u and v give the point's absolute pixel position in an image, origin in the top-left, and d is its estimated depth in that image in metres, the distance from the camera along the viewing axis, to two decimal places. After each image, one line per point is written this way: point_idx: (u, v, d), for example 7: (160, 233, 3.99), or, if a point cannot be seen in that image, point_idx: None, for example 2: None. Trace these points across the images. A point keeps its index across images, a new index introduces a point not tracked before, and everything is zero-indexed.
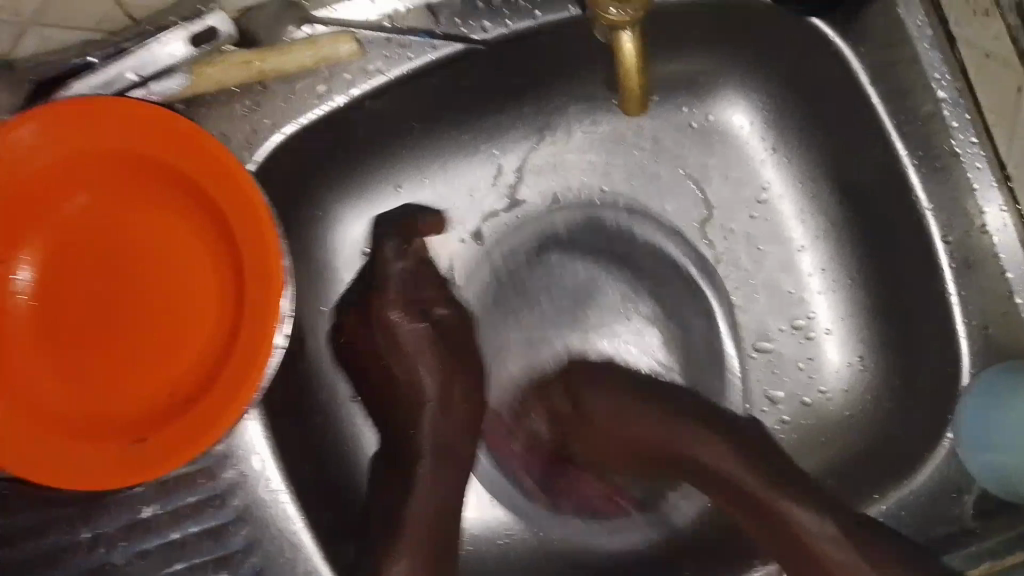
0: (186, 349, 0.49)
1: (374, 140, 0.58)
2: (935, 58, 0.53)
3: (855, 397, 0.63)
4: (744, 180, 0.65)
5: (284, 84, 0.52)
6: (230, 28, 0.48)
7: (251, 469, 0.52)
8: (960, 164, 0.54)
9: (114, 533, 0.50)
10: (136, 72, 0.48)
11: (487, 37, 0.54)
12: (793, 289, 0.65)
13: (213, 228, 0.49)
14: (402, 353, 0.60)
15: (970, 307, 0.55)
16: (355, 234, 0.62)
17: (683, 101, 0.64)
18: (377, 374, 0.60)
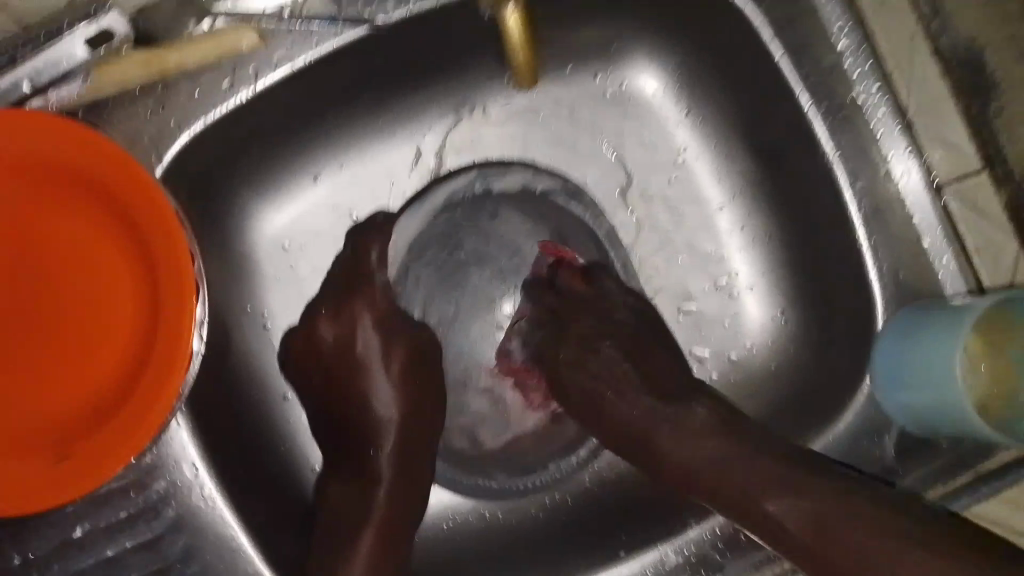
0: (106, 355, 0.48)
1: (290, 132, 0.58)
2: (833, 10, 0.54)
3: (780, 349, 0.65)
4: (660, 145, 0.66)
5: (185, 79, 0.51)
6: (127, 29, 0.48)
7: (183, 477, 0.51)
8: (862, 115, 0.56)
9: (47, 553, 0.50)
10: (30, 80, 0.47)
11: (390, 20, 0.53)
12: (713, 248, 0.66)
13: (120, 232, 0.48)
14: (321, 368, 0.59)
15: (882, 254, 0.57)
16: (276, 227, 0.61)
17: (596, 69, 0.65)
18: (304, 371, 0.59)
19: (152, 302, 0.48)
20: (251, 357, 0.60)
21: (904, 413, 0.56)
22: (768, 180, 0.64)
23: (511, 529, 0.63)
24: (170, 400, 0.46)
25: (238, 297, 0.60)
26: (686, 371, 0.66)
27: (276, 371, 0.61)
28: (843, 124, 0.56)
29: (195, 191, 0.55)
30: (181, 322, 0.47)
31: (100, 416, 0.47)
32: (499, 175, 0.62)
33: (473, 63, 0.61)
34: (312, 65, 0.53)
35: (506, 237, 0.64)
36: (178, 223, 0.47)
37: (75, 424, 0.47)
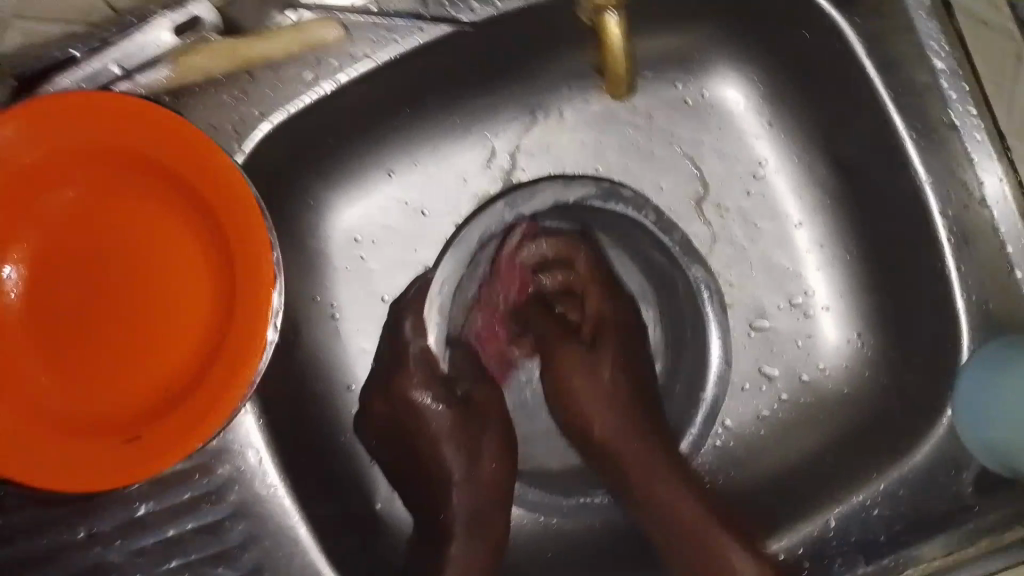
0: (178, 338, 0.48)
1: (368, 126, 0.58)
2: (932, 28, 0.52)
3: (854, 372, 0.63)
4: (739, 157, 0.64)
5: (272, 70, 0.52)
6: (213, 16, 0.50)
7: (247, 463, 0.52)
8: (957, 137, 0.54)
9: (112, 529, 0.50)
10: (119, 63, 0.48)
11: (475, 18, 0.53)
12: (790, 265, 0.64)
13: (199, 220, 0.48)
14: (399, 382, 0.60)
15: (971, 278, 0.55)
16: (349, 221, 0.61)
17: (676, 78, 0.63)
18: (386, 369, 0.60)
19: (227, 292, 0.48)
20: (318, 348, 0.60)
21: (986, 447, 0.53)
22: (853, 203, 0.62)
23: (568, 540, 0.62)
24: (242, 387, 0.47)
25: (307, 289, 0.60)
26: (756, 390, 0.64)
27: (341, 363, 0.61)
28: (935, 146, 0.55)
29: (271, 181, 0.55)
30: (255, 316, 0.47)
31: (168, 403, 0.48)
32: (526, 200, 0.59)
33: (557, 65, 0.61)
34: (394, 59, 0.53)
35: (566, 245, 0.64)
36: (260, 213, 0.47)
37: (142, 410, 0.48)
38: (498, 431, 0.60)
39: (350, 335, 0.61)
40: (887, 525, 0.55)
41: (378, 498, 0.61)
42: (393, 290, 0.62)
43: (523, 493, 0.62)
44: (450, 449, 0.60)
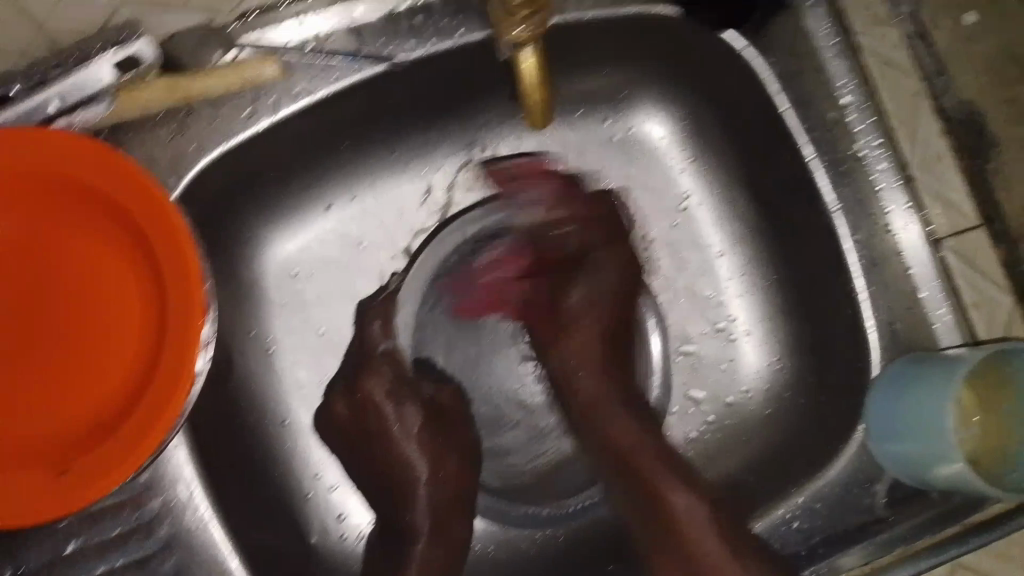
0: (113, 369, 0.49)
1: (306, 162, 0.59)
2: (839, 66, 0.56)
3: (774, 396, 0.66)
4: (665, 190, 0.67)
5: (211, 105, 0.53)
6: (155, 55, 0.49)
7: (178, 497, 0.52)
8: (863, 168, 0.58)
9: (39, 566, 0.50)
10: (59, 98, 0.48)
11: (410, 57, 0.56)
12: (713, 294, 0.67)
13: (133, 244, 0.49)
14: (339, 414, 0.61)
15: (877, 302, 0.59)
16: (287, 255, 0.62)
17: (605, 115, 0.66)
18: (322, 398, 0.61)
19: (160, 314, 0.49)
20: (254, 378, 0.61)
21: (897, 461, 0.56)
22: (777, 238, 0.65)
23: (502, 563, 0.63)
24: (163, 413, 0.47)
25: (245, 319, 0.61)
26: (682, 413, 0.67)
27: (279, 395, 0.62)
28: (844, 177, 0.59)
29: (209, 218, 0.56)
30: (188, 337, 0.47)
31: (103, 429, 0.48)
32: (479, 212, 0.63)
33: (490, 103, 0.63)
34: (331, 96, 0.55)
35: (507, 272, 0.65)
36: (188, 233, 0.48)
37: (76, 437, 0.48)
38: (462, 446, 0.61)
39: (289, 368, 0.63)
40: (805, 538, 0.58)
41: (312, 531, 0.61)
42: (330, 323, 0.63)
43: None
44: (415, 447, 0.61)
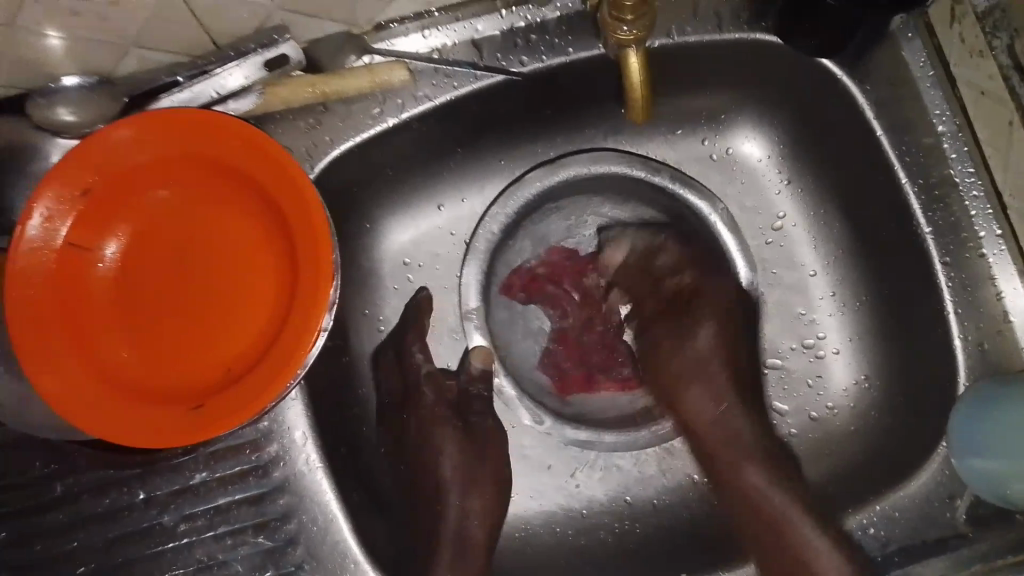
0: (248, 324, 0.56)
1: (426, 164, 0.66)
2: (935, 96, 0.59)
3: (861, 414, 0.67)
4: (760, 208, 0.70)
5: (345, 105, 0.60)
6: (300, 56, 0.57)
7: (291, 442, 0.58)
8: (957, 193, 0.59)
9: (167, 495, 0.58)
10: (217, 89, 0.57)
11: (524, 70, 0.60)
12: (804, 311, 0.69)
13: (270, 214, 0.56)
14: (432, 390, 0.66)
15: (965, 323, 0.59)
16: (400, 246, 0.69)
17: (704, 134, 0.70)
18: (423, 377, 0.66)
19: (292, 274, 0.55)
20: (365, 355, 0.67)
21: (979, 478, 0.56)
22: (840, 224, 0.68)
23: (581, 551, 0.66)
24: (287, 376, 0.53)
25: (360, 303, 0.67)
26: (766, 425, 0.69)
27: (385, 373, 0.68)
28: (935, 202, 0.60)
29: (338, 205, 0.63)
30: (316, 295, 0.54)
31: (234, 376, 0.55)
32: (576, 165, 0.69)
33: (597, 117, 0.68)
34: (450, 102, 0.61)
35: (581, 211, 0.72)
36: (319, 202, 0.54)
37: (211, 383, 0.55)
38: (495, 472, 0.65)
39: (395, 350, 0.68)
40: (881, 547, 0.58)
41: None
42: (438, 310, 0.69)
43: (538, 502, 0.68)
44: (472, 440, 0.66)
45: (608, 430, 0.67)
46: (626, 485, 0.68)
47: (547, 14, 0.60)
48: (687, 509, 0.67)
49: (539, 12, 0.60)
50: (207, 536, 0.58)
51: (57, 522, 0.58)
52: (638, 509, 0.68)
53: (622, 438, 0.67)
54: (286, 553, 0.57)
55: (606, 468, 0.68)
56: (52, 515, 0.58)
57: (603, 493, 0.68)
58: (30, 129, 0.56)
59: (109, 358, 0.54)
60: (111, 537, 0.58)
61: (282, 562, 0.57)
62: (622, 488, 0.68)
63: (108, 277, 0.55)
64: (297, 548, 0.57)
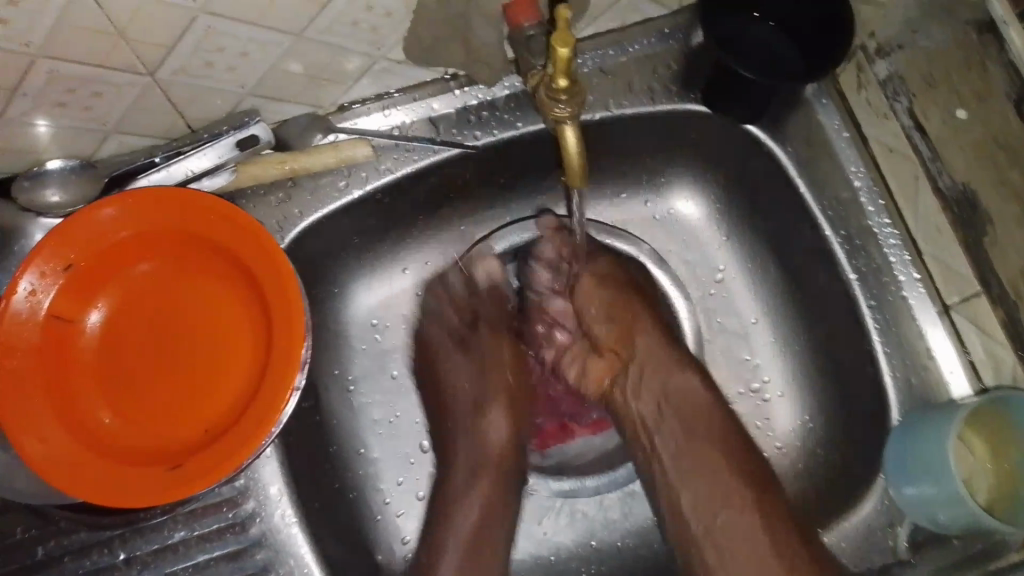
0: (227, 387, 0.60)
1: (387, 231, 0.71)
2: (850, 154, 0.65)
3: (807, 451, 0.71)
4: (702, 262, 0.75)
5: (313, 179, 0.65)
6: (270, 136, 0.62)
7: (267, 498, 0.62)
8: (876, 241, 0.65)
9: (148, 553, 0.61)
10: (191, 168, 0.61)
11: (478, 143, 0.66)
12: (749, 356, 0.74)
13: (245, 284, 0.61)
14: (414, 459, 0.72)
15: (893, 360, 0.64)
16: (365, 309, 0.73)
17: (645, 197, 0.75)
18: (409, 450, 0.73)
19: (267, 337, 0.60)
20: (337, 413, 0.71)
21: (914, 503, 0.61)
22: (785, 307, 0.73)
23: None
24: (260, 434, 0.56)
25: (330, 363, 0.72)
26: None
27: (357, 431, 0.72)
28: (857, 250, 0.65)
29: (307, 270, 0.68)
30: (290, 354, 0.58)
31: (213, 436, 0.58)
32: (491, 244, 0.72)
33: (547, 185, 0.73)
34: (413, 175, 0.67)
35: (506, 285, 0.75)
36: (289, 267, 0.58)
37: (191, 444, 0.59)
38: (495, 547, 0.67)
39: (364, 407, 0.72)
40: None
41: (379, 550, 0.70)
42: (403, 367, 0.74)
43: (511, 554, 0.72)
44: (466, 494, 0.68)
45: (589, 475, 0.71)
46: (592, 529, 0.72)
47: (497, 94, 0.66)
48: (651, 549, 0.72)
49: (489, 92, 0.66)
50: None
51: None
52: (604, 553, 0.71)
53: (603, 479, 0.71)
54: None
55: (571, 515, 0.72)
56: None
57: (570, 538, 0.72)
58: (16, 212, 0.59)
59: (93, 424, 0.58)
60: None
61: None
62: (588, 533, 0.72)
63: (90, 346, 0.59)
64: None
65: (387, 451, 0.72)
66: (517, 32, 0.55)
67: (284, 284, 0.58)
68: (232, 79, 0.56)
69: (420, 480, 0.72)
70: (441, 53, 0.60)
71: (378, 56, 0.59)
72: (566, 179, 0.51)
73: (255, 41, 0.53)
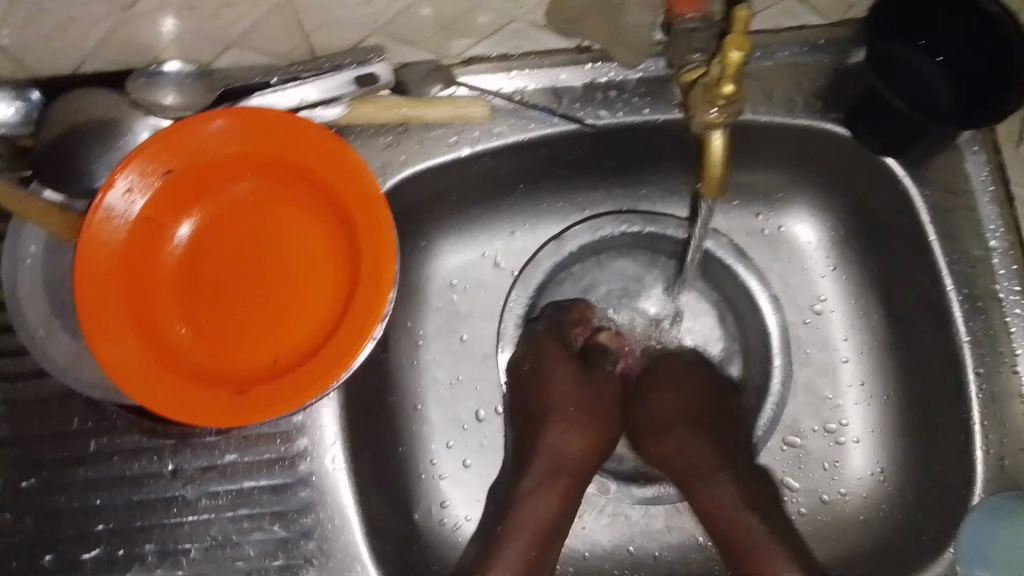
0: (300, 325, 0.59)
1: (488, 194, 0.69)
2: (991, 211, 0.60)
3: (873, 504, 0.68)
4: (803, 289, 0.72)
5: (424, 128, 0.63)
6: (389, 77, 0.59)
7: (322, 440, 0.61)
8: (999, 308, 0.60)
9: (194, 469, 0.62)
10: (305, 96, 0.59)
11: (598, 123, 0.63)
12: (831, 395, 0.71)
13: (338, 224, 0.60)
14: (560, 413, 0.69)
15: (990, 435, 0.60)
16: (448, 266, 0.72)
17: (758, 209, 0.72)
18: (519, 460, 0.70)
19: (350, 282, 0.59)
20: (400, 365, 0.70)
21: None
22: (881, 354, 0.69)
23: None
24: (328, 381, 0.55)
25: (403, 314, 0.71)
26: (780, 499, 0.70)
27: (417, 387, 0.71)
28: (977, 311, 0.61)
29: (400, 217, 0.66)
30: (371, 305, 0.57)
31: (279, 370, 0.58)
32: (571, 239, 0.72)
33: (658, 178, 0.71)
34: (523, 142, 0.64)
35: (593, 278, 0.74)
36: (388, 217, 0.57)
37: (256, 373, 0.58)
38: None
39: (428, 364, 0.72)
40: None
41: (417, 509, 0.69)
42: (473, 334, 0.72)
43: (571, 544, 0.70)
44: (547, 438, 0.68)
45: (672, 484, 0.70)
46: (632, 535, 0.70)
47: (628, 75, 0.63)
48: (688, 568, 0.69)
49: (622, 72, 0.62)
50: (227, 516, 0.61)
51: (87, 478, 0.62)
52: (640, 560, 0.69)
53: None
54: (299, 544, 0.61)
55: (614, 515, 0.71)
56: (81, 471, 0.62)
57: (610, 536, 0.70)
58: (126, 105, 0.58)
59: (166, 336, 0.58)
60: (135, 500, 0.62)
61: (293, 552, 0.61)
62: (627, 538, 0.70)
63: (175, 255, 0.59)
64: (309, 541, 0.61)
65: (442, 413, 0.71)
66: (678, 23, 0.51)
67: (379, 233, 0.57)
68: (365, 12, 0.54)
69: (470, 447, 0.71)
70: (580, 23, 0.57)
71: (516, 15, 0.56)
72: (700, 184, 0.50)
73: None
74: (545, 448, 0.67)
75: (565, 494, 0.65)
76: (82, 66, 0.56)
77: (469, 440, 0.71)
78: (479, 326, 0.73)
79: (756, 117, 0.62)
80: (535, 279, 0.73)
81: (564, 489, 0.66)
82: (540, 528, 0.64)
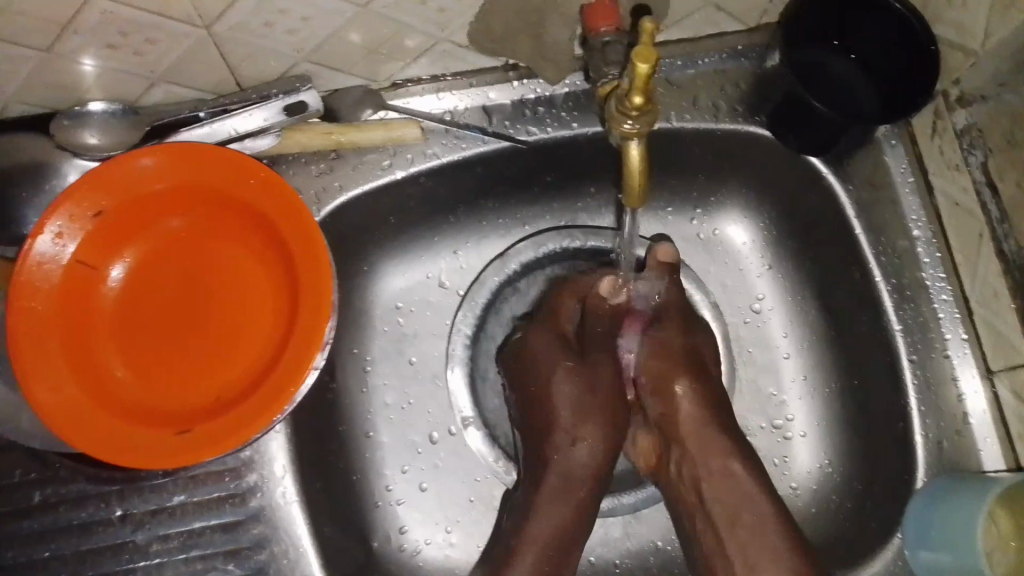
0: (243, 359, 0.59)
1: (427, 215, 0.70)
2: (913, 202, 0.63)
3: (823, 496, 0.69)
4: (741, 289, 0.73)
5: (357, 154, 0.64)
6: (319, 104, 0.59)
7: (273, 474, 0.61)
8: (927, 296, 0.62)
9: (143, 513, 0.61)
10: (235, 127, 0.59)
11: (530, 139, 0.64)
12: (775, 392, 0.71)
13: (275, 255, 0.59)
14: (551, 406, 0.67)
15: (927, 420, 0.62)
16: (393, 288, 0.72)
17: (693, 213, 0.73)
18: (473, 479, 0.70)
19: (291, 312, 0.58)
20: (349, 392, 0.70)
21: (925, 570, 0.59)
22: (821, 348, 0.71)
23: None
24: (273, 413, 0.55)
25: (349, 341, 0.71)
26: None
27: (367, 413, 0.71)
28: (906, 300, 0.63)
29: (338, 244, 0.66)
30: (313, 333, 0.56)
31: (224, 405, 0.57)
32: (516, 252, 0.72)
33: (591, 190, 0.72)
34: (457, 162, 0.65)
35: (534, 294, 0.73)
36: (324, 244, 0.57)
37: (200, 411, 0.57)
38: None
39: (377, 388, 0.71)
40: None
41: (375, 537, 0.68)
42: (421, 355, 0.72)
43: None
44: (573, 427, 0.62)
45: (625, 492, 0.70)
46: (590, 545, 0.71)
47: (556, 90, 0.64)
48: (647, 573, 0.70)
49: (549, 87, 0.64)
50: (178, 559, 0.60)
51: (31, 531, 0.61)
52: (600, 569, 0.70)
53: (641, 495, 0.70)
54: None
55: None
56: (26, 524, 0.61)
57: None
58: (52, 149, 0.57)
59: (106, 380, 0.57)
60: (82, 550, 0.60)
61: None
62: (585, 547, 0.71)
63: (109, 297, 0.58)
64: None
65: (394, 437, 0.71)
66: (594, 37, 0.53)
67: (316, 259, 0.56)
68: (290, 42, 0.54)
69: (425, 470, 0.71)
70: (506, 43, 0.58)
71: (441, 37, 0.57)
72: (624, 196, 0.50)
73: (319, 7, 0.50)
74: (558, 460, 0.61)
75: (579, 508, 0.61)
76: (6, 111, 0.56)
77: (421, 462, 0.71)
78: (427, 346, 0.72)
79: (684, 126, 0.64)
80: (479, 296, 0.72)
81: (577, 501, 0.61)
82: (554, 546, 0.60)
